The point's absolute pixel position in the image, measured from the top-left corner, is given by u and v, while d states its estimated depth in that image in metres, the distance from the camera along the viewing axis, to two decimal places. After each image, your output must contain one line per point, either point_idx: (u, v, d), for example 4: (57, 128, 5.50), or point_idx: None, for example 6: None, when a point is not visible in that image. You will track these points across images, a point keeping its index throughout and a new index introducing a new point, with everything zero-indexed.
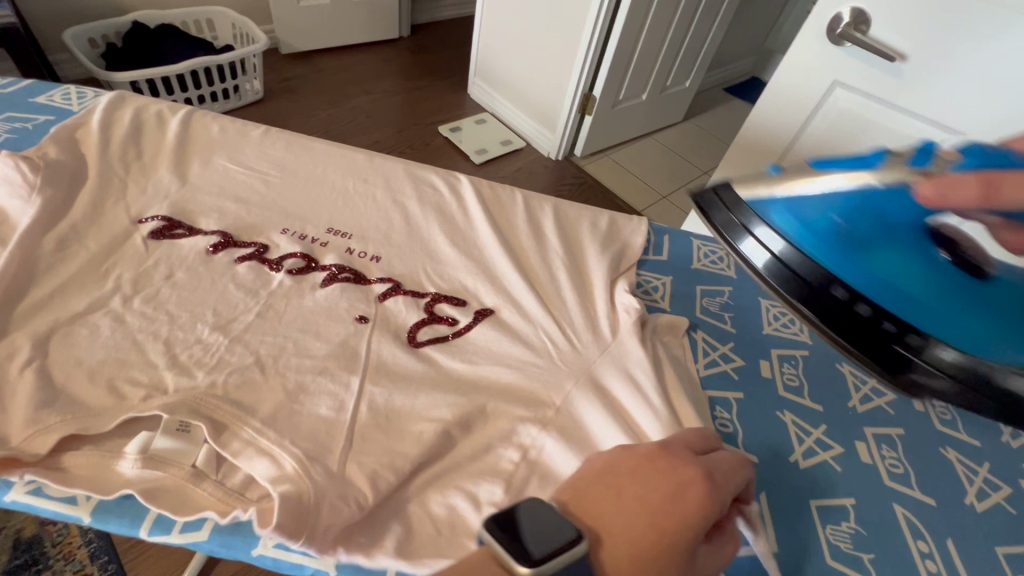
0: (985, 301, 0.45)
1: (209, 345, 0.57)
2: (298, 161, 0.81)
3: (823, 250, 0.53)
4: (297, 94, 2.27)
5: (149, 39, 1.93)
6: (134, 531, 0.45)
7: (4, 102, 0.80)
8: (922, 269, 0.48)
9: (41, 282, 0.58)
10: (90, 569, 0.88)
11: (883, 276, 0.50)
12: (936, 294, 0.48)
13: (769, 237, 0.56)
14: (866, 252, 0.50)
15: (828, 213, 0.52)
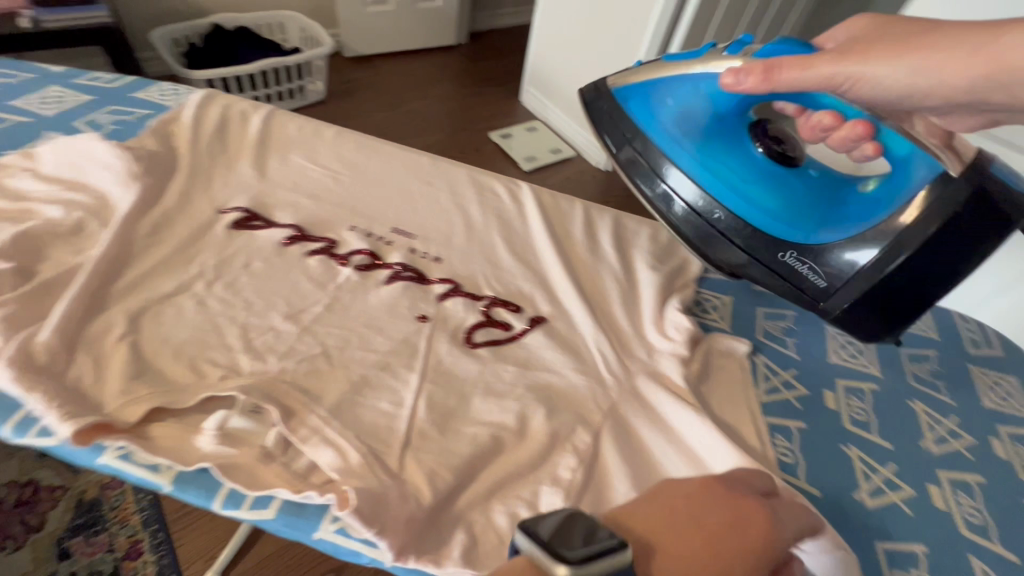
0: (802, 188, 0.59)
1: (281, 332, 0.60)
2: (367, 161, 0.84)
3: (666, 139, 0.62)
4: (355, 95, 2.37)
5: (226, 40, 2.08)
6: (208, 503, 0.47)
7: (108, 96, 0.86)
8: (740, 160, 0.61)
9: (135, 263, 0.63)
10: (141, 534, 1.02)
11: (717, 165, 0.61)
12: (756, 182, 0.60)
13: (630, 130, 0.64)
14: (699, 143, 0.61)
15: (671, 104, 0.62)
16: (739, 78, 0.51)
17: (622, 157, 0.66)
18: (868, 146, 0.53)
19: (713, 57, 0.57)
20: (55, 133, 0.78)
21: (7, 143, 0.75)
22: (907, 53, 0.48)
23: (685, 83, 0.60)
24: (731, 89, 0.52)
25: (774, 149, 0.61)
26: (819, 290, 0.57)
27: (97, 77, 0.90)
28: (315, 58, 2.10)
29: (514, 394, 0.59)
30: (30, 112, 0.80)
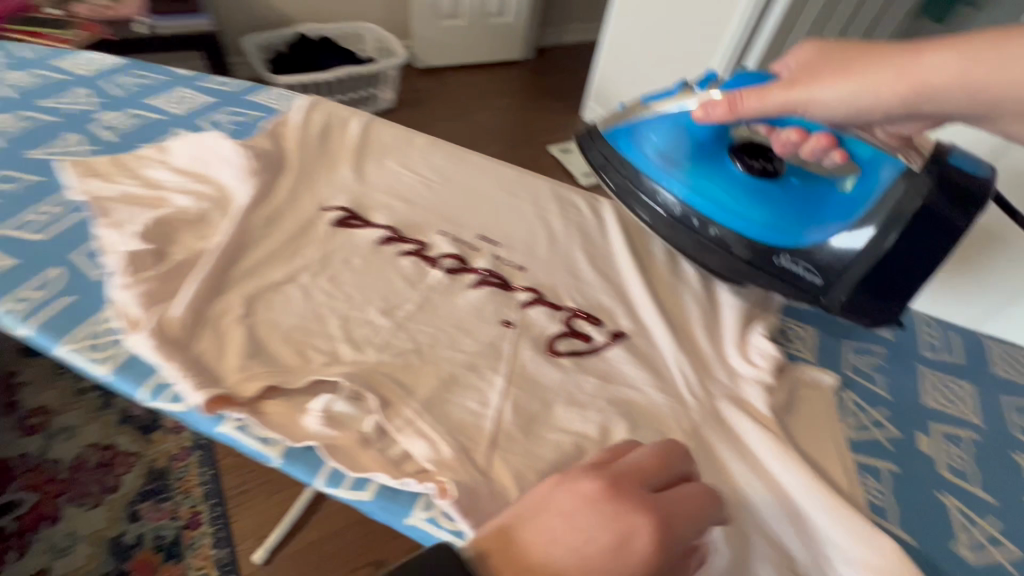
0: (786, 197, 0.70)
1: (377, 326, 0.63)
2: (455, 170, 0.88)
3: (658, 172, 0.77)
4: (423, 105, 2.50)
5: (309, 48, 2.23)
6: (311, 479, 0.51)
7: (227, 98, 0.94)
8: (728, 177, 0.73)
9: (251, 251, 0.68)
10: (202, 504, 1.24)
11: (709, 186, 0.74)
12: (744, 195, 0.72)
13: (625, 171, 0.80)
14: (689, 169, 0.75)
15: (658, 141, 0.77)
16: (709, 111, 0.67)
17: (624, 190, 0.80)
18: (836, 156, 0.64)
19: (686, 97, 0.73)
20: (182, 130, 0.86)
21: (143, 138, 0.83)
22: (857, 70, 0.56)
23: (665, 122, 0.75)
24: (705, 121, 0.68)
25: (755, 165, 0.72)
26: (818, 287, 0.67)
27: (218, 80, 0.98)
28: (388, 68, 2.21)
29: (595, 405, 0.60)
30: (161, 111, 0.89)
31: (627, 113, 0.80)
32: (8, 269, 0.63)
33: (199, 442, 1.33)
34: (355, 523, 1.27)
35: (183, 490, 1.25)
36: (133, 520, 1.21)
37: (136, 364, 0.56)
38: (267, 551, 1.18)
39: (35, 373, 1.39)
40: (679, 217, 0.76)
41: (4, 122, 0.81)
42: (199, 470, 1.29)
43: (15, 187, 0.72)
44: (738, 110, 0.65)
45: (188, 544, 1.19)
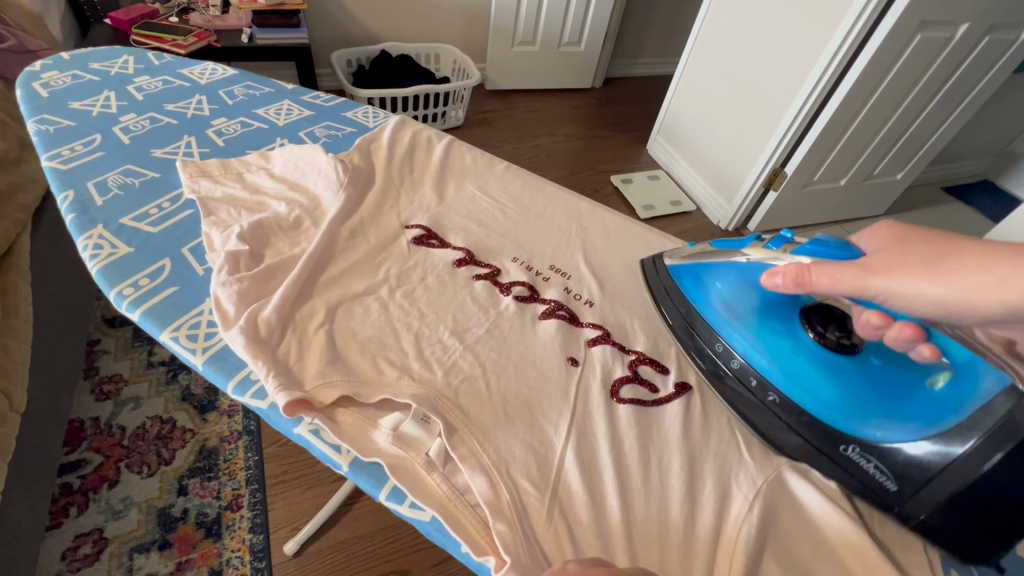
0: (864, 382, 0.58)
1: (448, 347, 0.65)
2: (531, 198, 0.90)
3: (717, 319, 0.68)
4: (490, 125, 2.58)
5: (389, 65, 2.34)
6: (375, 492, 0.54)
7: (325, 113, 1.00)
8: (797, 343, 0.62)
9: (337, 259, 0.72)
10: (244, 490, 1.29)
11: (772, 347, 0.64)
12: (814, 372, 0.60)
13: (685, 309, 0.72)
14: (752, 325, 0.65)
15: (719, 287, 0.69)
16: (776, 280, 0.60)
17: (678, 330, 0.73)
18: (923, 350, 0.53)
19: (755, 250, 0.67)
20: (284, 140, 0.92)
21: (249, 144, 0.90)
22: (940, 268, 0.46)
23: (733, 272, 0.68)
24: (773, 288, 0.61)
25: (830, 337, 0.60)
26: (893, 493, 0.54)
27: (318, 96, 1.05)
28: (462, 88, 2.29)
29: (655, 460, 0.60)
30: (266, 120, 0.96)
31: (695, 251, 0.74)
32: (124, 256, 0.69)
33: (247, 428, 1.40)
34: (379, 530, 1.28)
35: (228, 473, 1.31)
36: (180, 494, 1.27)
37: (227, 358, 0.60)
38: (298, 544, 1.20)
39: (113, 344, 1.50)
40: (736, 375, 0.66)
41: (132, 121, 0.90)
42: (243, 456, 1.34)
43: (137, 182, 0.79)
44: (806, 286, 0.56)
45: (227, 525, 1.23)
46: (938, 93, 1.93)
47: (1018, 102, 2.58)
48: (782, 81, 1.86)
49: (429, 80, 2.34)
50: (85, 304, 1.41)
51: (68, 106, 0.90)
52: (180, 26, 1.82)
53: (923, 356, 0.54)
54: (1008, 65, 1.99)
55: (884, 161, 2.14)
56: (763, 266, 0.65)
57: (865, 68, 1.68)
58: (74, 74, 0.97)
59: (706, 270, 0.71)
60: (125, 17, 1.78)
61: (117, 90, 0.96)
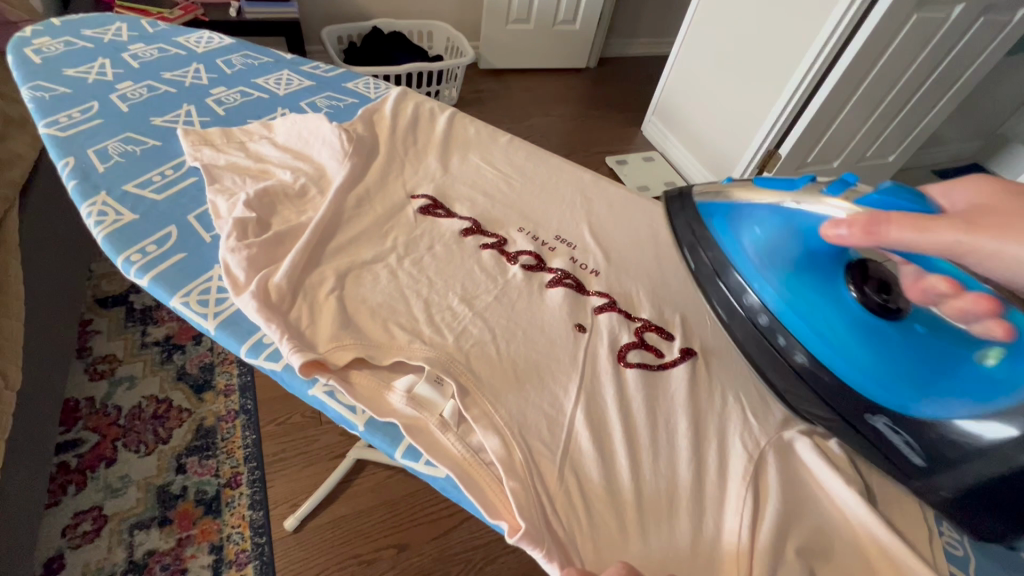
0: (909, 352, 0.52)
1: (458, 314, 0.66)
2: (535, 170, 0.91)
3: (746, 268, 0.62)
4: (484, 105, 2.56)
5: (382, 41, 2.31)
6: (390, 451, 0.55)
7: (325, 84, 0.99)
8: (832, 299, 0.56)
9: (345, 228, 0.72)
10: (243, 467, 1.30)
11: (803, 301, 0.58)
12: (847, 335, 0.55)
13: (714, 256, 0.65)
14: (787, 279, 0.59)
15: (755, 232, 0.61)
16: (841, 230, 0.52)
17: (703, 276, 0.67)
18: (996, 328, 0.47)
19: (809, 193, 0.57)
20: (284, 110, 0.91)
21: (249, 114, 0.89)
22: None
23: (775, 214, 0.59)
24: (835, 240, 0.53)
25: (874, 298, 0.54)
26: (915, 467, 0.53)
27: (317, 66, 1.03)
28: (456, 66, 2.26)
29: (660, 423, 0.61)
30: (265, 90, 0.94)
31: (733, 188, 0.65)
32: (129, 222, 0.68)
33: (245, 407, 1.39)
34: (382, 505, 1.30)
35: (227, 451, 1.32)
36: (180, 471, 1.28)
37: (237, 323, 0.61)
38: (298, 520, 1.22)
39: (106, 324, 1.49)
40: (760, 333, 0.61)
41: (128, 89, 0.88)
42: (242, 434, 1.35)
43: (137, 150, 0.78)
44: (879, 239, 0.49)
45: (227, 502, 1.24)
46: (933, 73, 1.94)
47: (1006, 86, 2.60)
48: (779, 59, 1.86)
49: (423, 58, 2.31)
50: (78, 281, 1.39)
51: (62, 73, 0.88)
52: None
53: (993, 336, 0.47)
54: (1001, 48, 2.00)
55: (876, 144, 2.16)
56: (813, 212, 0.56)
57: (860, 51, 1.68)
58: (66, 41, 0.95)
59: (743, 210, 0.63)
60: None
61: (112, 58, 0.94)
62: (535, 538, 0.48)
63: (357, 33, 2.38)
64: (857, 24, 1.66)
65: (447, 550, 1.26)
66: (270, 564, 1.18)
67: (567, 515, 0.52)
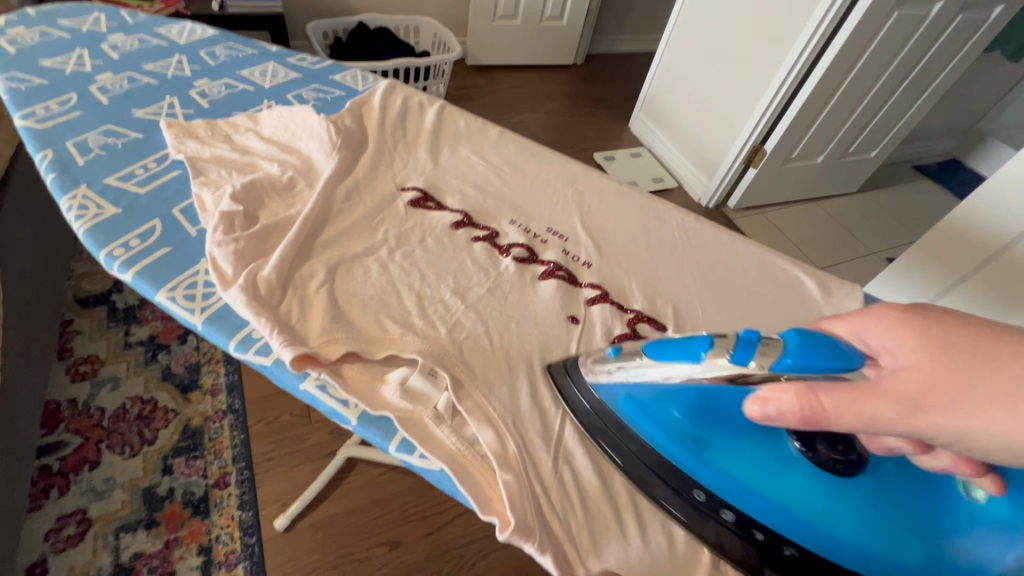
0: (896, 512, 0.48)
1: (450, 306, 0.65)
2: (525, 164, 0.91)
3: (685, 454, 0.52)
4: (472, 101, 2.55)
5: (368, 36, 2.28)
6: (384, 444, 0.54)
7: (312, 76, 0.97)
8: (792, 469, 0.49)
9: (334, 221, 0.71)
10: (232, 467, 1.28)
11: (762, 480, 0.49)
12: (821, 505, 0.49)
13: (639, 447, 0.54)
14: (736, 468, 0.50)
15: (674, 414, 0.52)
16: (768, 409, 0.42)
17: (640, 478, 0.55)
18: (989, 485, 0.44)
19: (718, 365, 0.48)
20: (270, 102, 0.89)
21: (234, 106, 0.87)
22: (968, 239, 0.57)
23: (686, 392, 0.51)
24: (762, 420, 0.43)
25: (832, 460, 0.48)
26: None
27: (303, 58, 1.02)
28: (443, 61, 2.25)
29: None
30: (250, 82, 0.93)
31: (619, 360, 0.55)
32: (111, 216, 0.66)
33: (232, 407, 1.37)
34: (372, 503, 1.29)
35: (214, 452, 1.30)
36: (165, 473, 1.26)
37: (226, 318, 0.59)
38: (288, 519, 1.21)
39: (87, 324, 1.46)
40: (731, 532, 0.51)
41: (108, 81, 0.86)
42: (229, 434, 1.33)
43: (118, 143, 0.76)
44: (819, 422, 0.40)
45: (215, 503, 1.23)
46: (914, 69, 1.97)
47: (984, 81, 2.66)
48: (764, 54, 1.87)
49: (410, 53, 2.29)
50: (56, 280, 1.36)
51: (38, 64, 0.86)
52: None
53: (984, 489, 0.45)
54: (979, 44, 2.04)
55: (859, 139, 2.19)
56: (730, 384, 0.49)
57: (842, 48, 1.71)
58: (41, 31, 0.92)
59: (648, 390, 0.53)
60: None
61: (90, 49, 0.91)
62: (529, 532, 0.49)
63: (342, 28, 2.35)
64: (841, 20, 1.68)
65: (439, 547, 1.25)
66: (260, 564, 1.16)
67: (560, 505, 0.53)
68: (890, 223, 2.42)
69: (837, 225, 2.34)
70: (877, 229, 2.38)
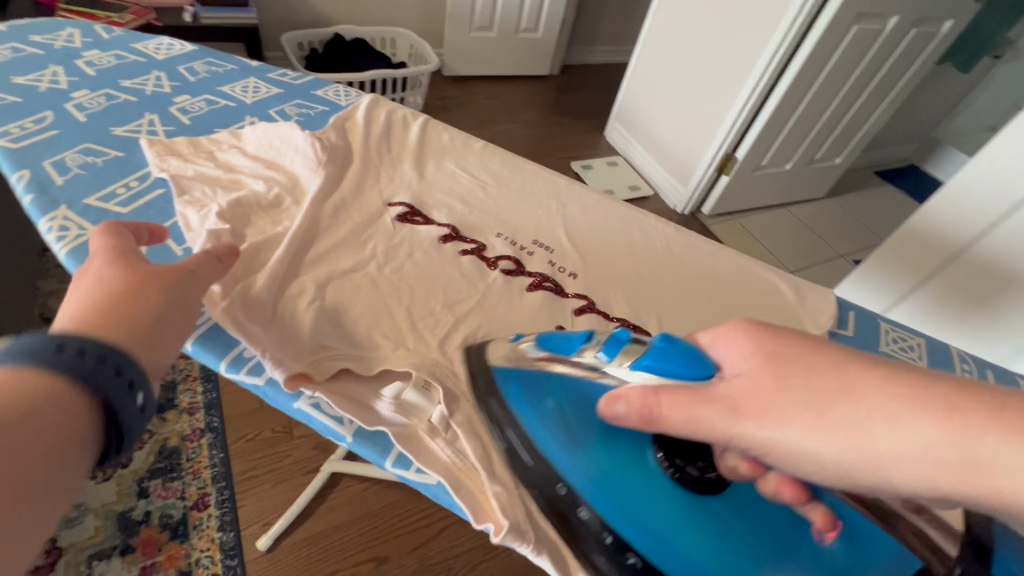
0: (743, 541, 0.47)
1: (440, 320, 0.66)
2: (510, 177, 0.93)
3: (552, 444, 0.52)
4: (449, 111, 2.57)
5: (343, 48, 2.28)
6: (381, 461, 0.55)
7: (294, 91, 0.98)
8: (646, 474, 0.50)
9: (322, 238, 0.72)
10: (212, 487, 1.25)
11: (615, 482, 0.50)
12: (664, 511, 0.48)
13: (516, 432, 0.55)
14: (593, 465, 0.50)
15: (549, 400, 0.54)
16: (617, 408, 0.47)
17: (517, 461, 0.55)
18: (817, 517, 0.47)
19: (589, 360, 0.53)
20: (253, 118, 0.89)
21: (216, 123, 0.87)
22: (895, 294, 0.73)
23: (562, 382, 0.54)
24: (613, 417, 0.48)
25: (689, 472, 0.48)
26: None
27: (284, 73, 1.02)
28: (420, 73, 2.26)
29: None
30: (232, 98, 0.92)
31: (518, 344, 0.59)
32: (93, 237, 0.65)
33: (211, 425, 1.35)
34: (357, 518, 1.28)
35: (193, 472, 1.27)
36: (141, 497, 1.22)
37: (217, 337, 0.59)
38: (271, 538, 1.19)
39: None
40: (586, 528, 0.51)
41: (85, 98, 0.84)
42: (208, 453, 1.30)
43: (98, 161, 0.75)
44: (656, 423, 0.44)
45: (195, 525, 1.20)
46: (872, 80, 2.07)
47: (938, 90, 2.81)
48: (732, 66, 1.94)
49: (386, 64, 2.30)
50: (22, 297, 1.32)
51: (11, 81, 0.84)
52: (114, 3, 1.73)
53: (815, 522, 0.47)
54: (931, 57, 2.15)
55: (824, 147, 2.28)
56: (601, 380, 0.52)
57: (805, 61, 1.79)
58: (13, 47, 0.90)
59: (533, 376, 0.56)
60: None
61: (65, 65, 0.89)
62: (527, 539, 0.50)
63: (317, 39, 2.35)
64: (803, 33, 1.76)
65: (427, 560, 1.25)
66: None
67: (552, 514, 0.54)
68: (854, 226, 2.53)
69: (806, 230, 2.42)
70: (842, 232, 2.47)
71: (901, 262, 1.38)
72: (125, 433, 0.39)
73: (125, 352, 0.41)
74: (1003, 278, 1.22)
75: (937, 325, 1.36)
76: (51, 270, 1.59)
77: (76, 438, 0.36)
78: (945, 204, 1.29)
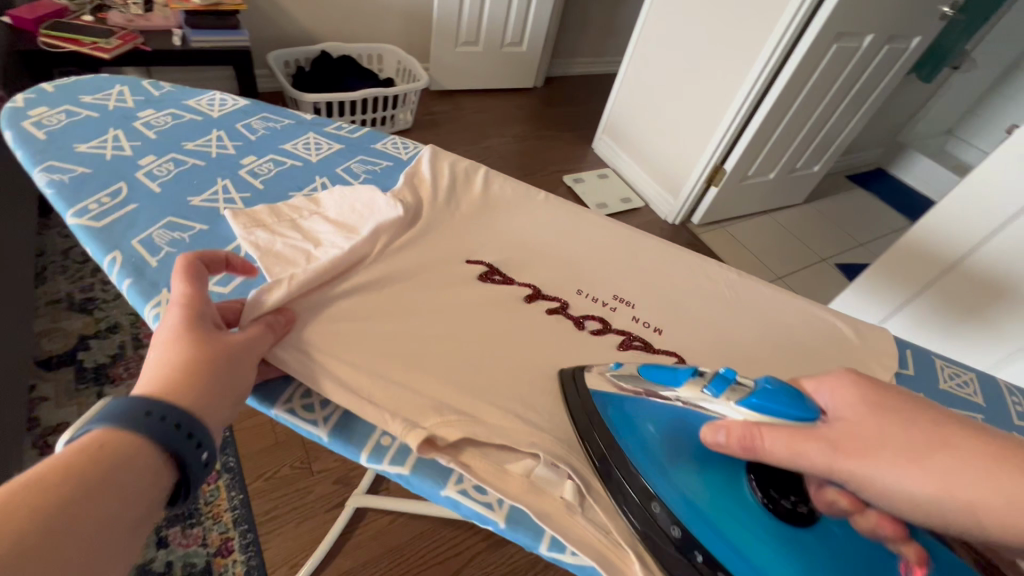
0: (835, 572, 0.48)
1: (552, 388, 0.68)
2: (572, 226, 0.95)
3: (652, 467, 0.55)
4: (438, 127, 2.57)
5: (332, 66, 2.26)
6: (536, 544, 0.57)
7: (354, 146, 0.97)
8: (739, 502, 0.51)
9: (422, 308, 0.72)
10: (234, 531, 1.22)
11: (715, 509, 0.51)
12: (755, 538, 0.50)
13: (618, 458, 0.58)
14: (689, 487, 0.53)
15: (649, 425, 0.57)
16: (717, 436, 0.51)
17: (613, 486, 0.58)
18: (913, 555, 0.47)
19: (694, 393, 0.55)
20: (324, 180, 0.89)
21: (288, 186, 0.86)
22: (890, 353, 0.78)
23: (666, 410, 0.57)
24: (712, 444, 0.52)
25: (783, 504, 0.50)
26: None
27: (339, 126, 1.01)
28: (409, 92, 2.25)
29: None
30: (298, 157, 0.92)
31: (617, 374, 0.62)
32: None
33: (227, 465, 1.31)
34: (384, 553, 1.26)
35: (213, 516, 1.23)
36: (161, 546, 1.18)
37: (351, 429, 0.62)
38: None
39: (53, 388, 1.38)
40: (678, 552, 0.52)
41: (154, 163, 0.82)
42: (227, 494, 1.27)
43: (185, 237, 0.73)
44: (757, 453, 0.49)
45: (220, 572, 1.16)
46: (850, 91, 2.17)
47: (903, 98, 2.96)
48: (722, 82, 2.01)
49: (375, 82, 2.29)
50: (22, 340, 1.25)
51: (75, 149, 0.81)
52: (99, 26, 1.68)
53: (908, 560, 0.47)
54: (901, 70, 2.27)
55: (804, 155, 2.38)
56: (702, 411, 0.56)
57: (791, 75, 1.85)
58: (66, 109, 0.87)
59: (632, 400, 0.60)
60: (30, 15, 1.62)
61: (125, 128, 0.87)
62: None
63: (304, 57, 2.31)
64: (789, 49, 1.82)
65: None
66: None
67: None
68: (837, 232, 2.64)
69: (793, 237, 2.52)
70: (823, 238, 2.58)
71: (895, 277, 1.48)
72: (197, 480, 0.46)
73: (205, 422, 0.48)
74: (990, 292, 1.30)
75: (931, 335, 1.44)
76: (43, 308, 1.53)
77: (163, 487, 0.43)
78: (935, 222, 1.36)
